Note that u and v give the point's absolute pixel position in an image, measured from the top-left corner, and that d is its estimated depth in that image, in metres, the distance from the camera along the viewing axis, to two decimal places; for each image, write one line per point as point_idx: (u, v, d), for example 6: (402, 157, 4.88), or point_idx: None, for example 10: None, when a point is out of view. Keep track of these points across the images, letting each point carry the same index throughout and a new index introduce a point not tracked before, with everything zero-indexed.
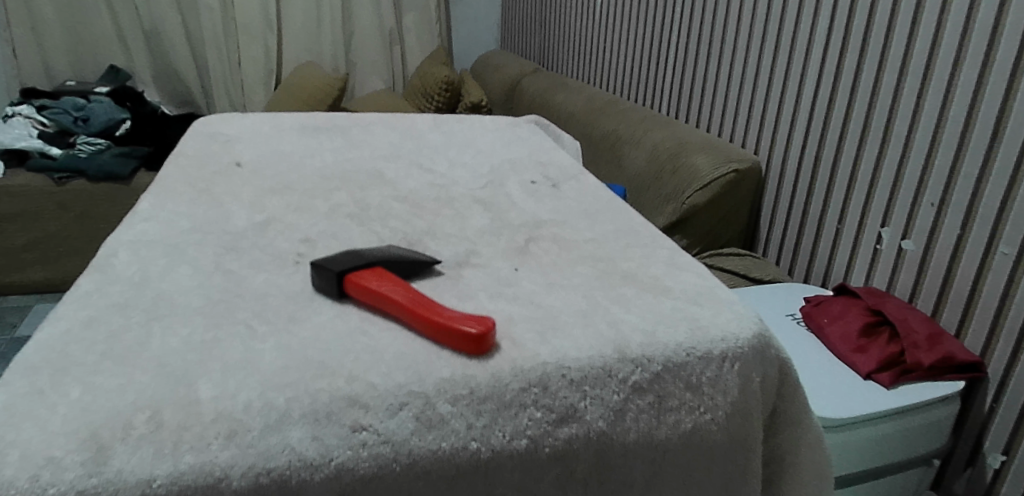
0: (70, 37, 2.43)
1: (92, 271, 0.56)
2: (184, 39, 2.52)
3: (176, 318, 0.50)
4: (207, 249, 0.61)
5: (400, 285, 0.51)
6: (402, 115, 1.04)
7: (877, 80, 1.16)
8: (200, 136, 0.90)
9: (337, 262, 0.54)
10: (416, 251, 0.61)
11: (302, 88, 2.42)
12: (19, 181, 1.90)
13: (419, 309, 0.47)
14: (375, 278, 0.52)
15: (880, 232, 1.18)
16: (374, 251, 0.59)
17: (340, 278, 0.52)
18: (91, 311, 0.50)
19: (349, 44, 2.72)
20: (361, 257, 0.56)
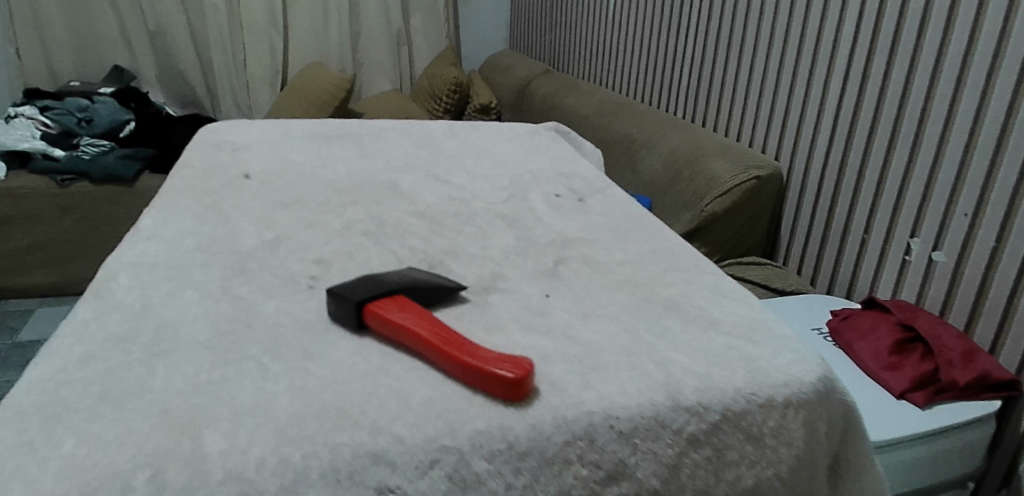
0: (74, 37, 2.39)
1: (90, 299, 0.52)
2: (189, 39, 2.48)
3: (181, 353, 0.45)
4: (213, 271, 0.56)
5: (424, 315, 0.46)
6: (416, 122, 0.99)
7: (908, 83, 1.11)
8: (205, 145, 0.85)
9: (355, 289, 0.49)
10: (438, 274, 0.56)
11: (309, 89, 2.38)
12: (21, 183, 1.87)
13: (446, 345, 0.43)
14: (395, 306, 0.48)
15: (909, 243, 1.13)
16: (394, 275, 0.54)
17: (358, 308, 0.48)
18: (88, 346, 0.46)
19: (356, 45, 2.68)
20: (380, 283, 0.51)
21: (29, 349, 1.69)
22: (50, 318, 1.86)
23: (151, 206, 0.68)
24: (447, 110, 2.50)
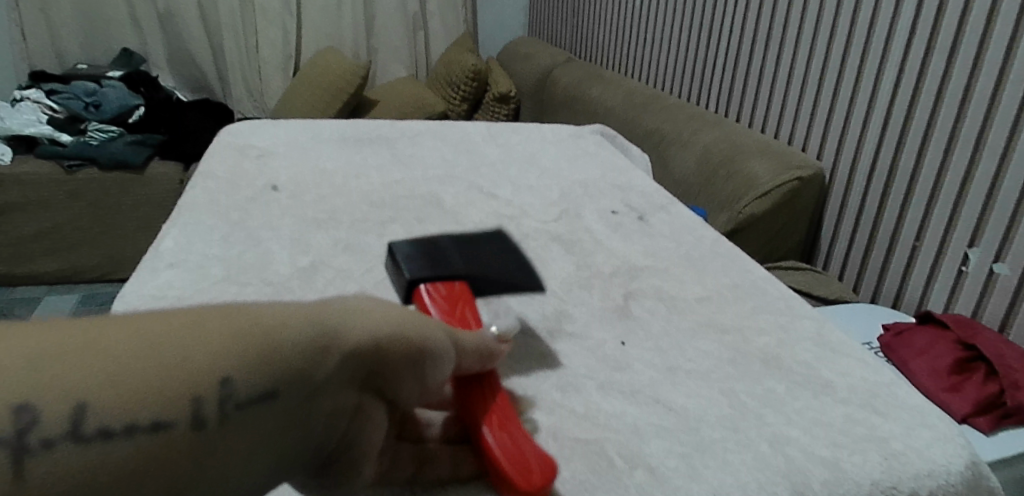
0: (82, 19, 2.32)
1: None
2: (200, 22, 2.40)
3: None
4: None
5: (471, 313, 0.44)
6: (451, 124, 0.92)
7: (946, 78, 0.99)
8: (228, 150, 0.79)
9: (416, 263, 0.48)
10: (513, 254, 0.56)
11: (323, 75, 2.30)
12: (30, 170, 1.81)
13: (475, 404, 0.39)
14: (447, 290, 0.46)
15: (966, 253, 0.99)
16: (470, 248, 0.52)
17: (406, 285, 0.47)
18: None
19: (371, 30, 2.59)
20: (456, 258, 0.50)
21: None
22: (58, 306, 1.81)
23: (171, 222, 0.62)
24: (465, 99, 2.41)
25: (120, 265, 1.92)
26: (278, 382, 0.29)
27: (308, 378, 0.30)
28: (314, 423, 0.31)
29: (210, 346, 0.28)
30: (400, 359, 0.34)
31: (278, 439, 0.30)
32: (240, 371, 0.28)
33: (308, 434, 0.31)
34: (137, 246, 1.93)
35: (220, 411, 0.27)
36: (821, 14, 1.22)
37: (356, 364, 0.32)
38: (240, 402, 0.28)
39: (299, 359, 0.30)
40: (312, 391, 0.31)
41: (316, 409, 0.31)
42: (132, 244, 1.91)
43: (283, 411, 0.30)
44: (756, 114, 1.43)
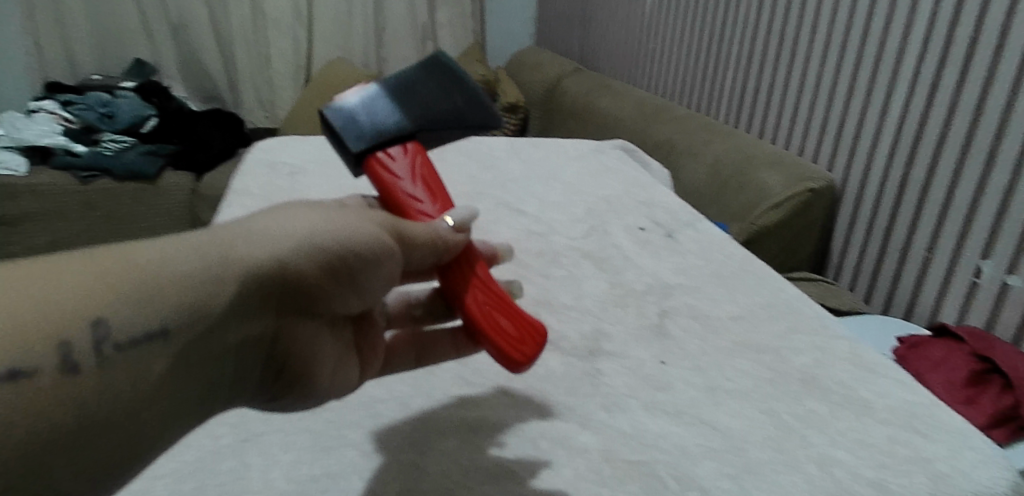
0: (96, 30, 2.34)
1: None
2: (213, 33, 2.42)
3: (275, 435, 0.44)
4: None
5: (430, 171, 0.50)
6: (474, 138, 0.94)
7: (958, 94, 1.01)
8: (261, 167, 0.81)
9: (354, 130, 0.48)
10: (460, 80, 0.52)
11: (333, 86, 2.32)
12: (44, 181, 1.84)
13: (456, 291, 0.45)
14: (397, 160, 0.49)
15: (980, 265, 1.00)
16: (406, 90, 0.51)
17: (355, 160, 0.49)
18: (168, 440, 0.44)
19: (380, 40, 2.61)
20: (392, 109, 0.50)
21: None
22: None
23: None
24: None
25: None
26: (162, 319, 0.32)
27: (199, 306, 0.33)
28: (220, 352, 0.34)
29: (91, 296, 0.30)
30: (312, 275, 0.37)
31: (178, 376, 0.33)
32: (117, 319, 0.30)
33: (218, 364, 0.35)
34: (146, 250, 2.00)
35: (102, 356, 0.30)
36: (833, 27, 1.23)
37: (261, 289, 0.35)
38: (113, 343, 0.30)
39: (184, 295, 0.32)
40: (209, 328, 0.33)
41: (219, 340, 0.34)
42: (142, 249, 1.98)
43: (171, 351, 0.32)
44: (767, 125, 1.44)
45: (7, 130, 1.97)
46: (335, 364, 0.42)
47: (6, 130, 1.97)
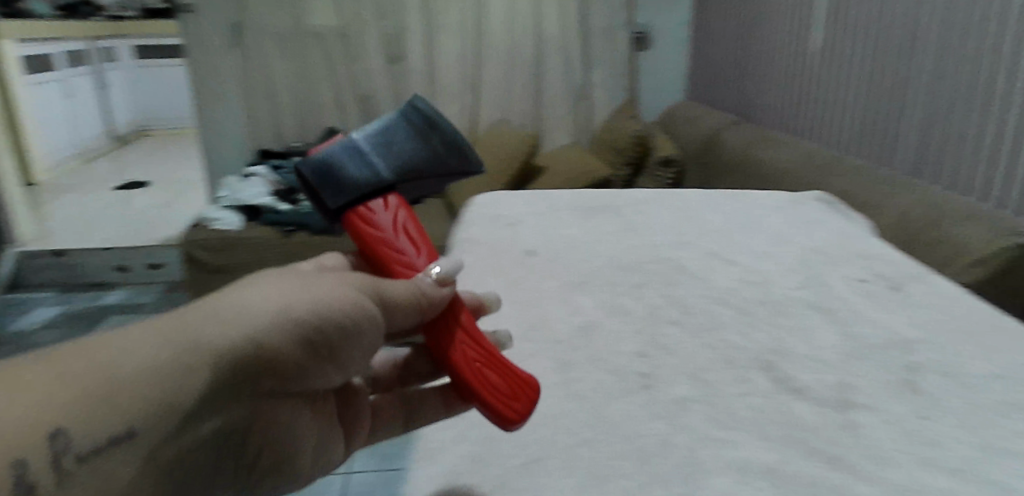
0: (297, 104, 2.66)
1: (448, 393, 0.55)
2: (393, 101, 2.67)
3: (554, 459, 0.48)
4: (543, 366, 0.57)
5: (412, 225, 0.54)
6: (670, 193, 0.98)
7: None
8: (482, 219, 0.89)
9: (332, 187, 0.53)
10: (434, 129, 0.59)
11: (497, 148, 2.46)
12: (253, 235, 2.11)
13: (442, 348, 0.50)
14: (377, 214, 0.54)
15: None
16: (385, 146, 0.56)
17: (335, 214, 0.54)
18: (453, 462, 0.49)
19: (538, 103, 2.69)
20: (368, 164, 0.55)
21: None
22: None
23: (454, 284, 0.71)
24: (625, 166, 2.38)
25: None
26: (130, 417, 0.39)
27: (168, 398, 0.40)
28: (189, 440, 0.43)
29: (66, 410, 0.37)
30: (270, 352, 0.44)
31: (148, 467, 0.41)
32: (78, 430, 0.38)
33: (187, 450, 0.43)
34: None
35: (64, 462, 0.38)
36: None
37: (224, 380, 0.43)
38: (84, 445, 0.38)
39: (152, 392, 0.40)
40: (173, 426, 0.41)
41: (184, 431, 0.42)
42: None
43: (140, 443, 0.40)
44: (960, 179, 1.35)
45: (229, 191, 2.38)
46: (314, 434, 0.52)
47: (227, 191, 2.38)
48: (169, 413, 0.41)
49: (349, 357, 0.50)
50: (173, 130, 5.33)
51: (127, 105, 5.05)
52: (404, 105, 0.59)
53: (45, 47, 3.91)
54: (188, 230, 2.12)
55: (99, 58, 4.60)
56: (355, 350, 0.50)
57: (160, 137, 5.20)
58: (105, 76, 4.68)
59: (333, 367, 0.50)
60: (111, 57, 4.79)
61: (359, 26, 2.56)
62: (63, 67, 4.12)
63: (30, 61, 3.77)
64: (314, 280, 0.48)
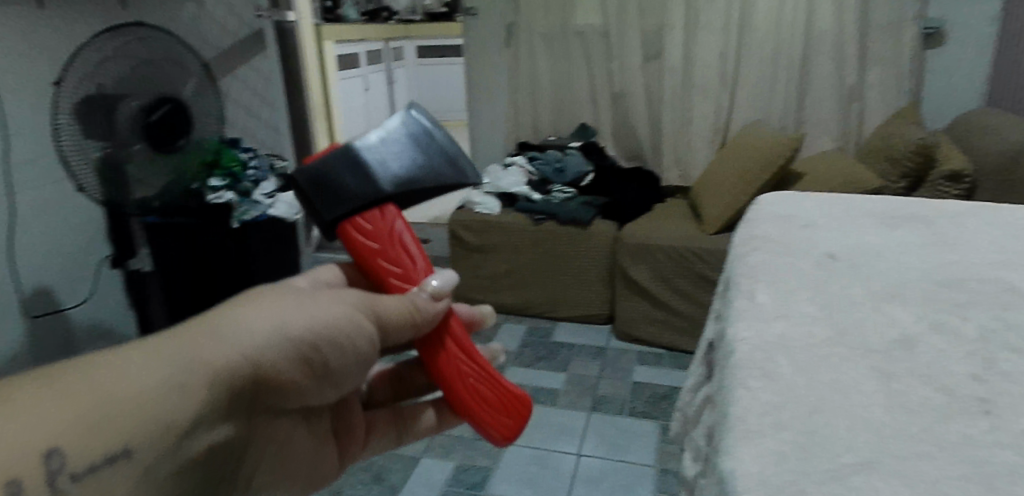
0: (556, 100, 2.80)
1: (777, 387, 0.63)
2: (646, 101, 2.67)
3: (895, 457, 0.55)
4: (876, 373, 0.65)
5: (396, 233, 0.72)
6: (988, 208, 1.01)
7: None
8: (785, 219, 1.04)
9: (330, 200, 0.69)
10: (421, 145, 0.74)
11: (752, 148, 2.25)
12: (506, 221, 2.47)
13: (440, 358, 0.74)
14: (372, 223, 0.71)
15: None
16: (379, 160, 0.71)
17: (332, 224, 0.70)
18: (789, 440, 0.57)
19: (801, 102, 2.49)
20: (368, 179, 0.70)
21: None
22: (529, 374, 2.24)
23: (763, 276, 0.86)
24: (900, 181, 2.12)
25: (558, 299, 2.53)
26: (136, 426, 0.52)
27: (167, 411, 0.54)
28: (183, 452, 0.56)
29: (80, 433, 0.50)
30: (237, 374, 0.59)
31: (143, 479, 0.54)
32: (77, 451, 0.50)
33: (180, 461, 0.56)
34: (573, 286, 2.48)
35: (64, 478, 0.49)
36: None
37: (216, 400, 0.58)
38: (103, 450, 0.51)
39: (153, 406, 0.53)
40: (172, 439, 0.55)
41: (181, 443, 0.56)
42: (569, 284, 2.49)
43: (142, 448, 0.53)
44: None
45: (490, 179, 2.65)
46: (303, 433, 0.76)
47: (489, 179, 2.66)
48: (169, 421, 0.55)
49: (338, 371, 0.70)
50: (443, 122, 5.92)
51: (407, 98, 5.72)
52: (392, 121, 0.74)
53: (351, 47, 4.58)
54: (456, 212, 2.55)
55: (389, 58, 5.26)
56: (336, 366, 0.69)
57: None
58: (394, 73, 5.35)
59: (316, 378, 0.68)
60: (399, 56, 5.45)
61: (621, 22, 2.58)
62: (363, 64, 4.80)
63: (339, 59, 4.46)
64: (312, 303, 0.66)
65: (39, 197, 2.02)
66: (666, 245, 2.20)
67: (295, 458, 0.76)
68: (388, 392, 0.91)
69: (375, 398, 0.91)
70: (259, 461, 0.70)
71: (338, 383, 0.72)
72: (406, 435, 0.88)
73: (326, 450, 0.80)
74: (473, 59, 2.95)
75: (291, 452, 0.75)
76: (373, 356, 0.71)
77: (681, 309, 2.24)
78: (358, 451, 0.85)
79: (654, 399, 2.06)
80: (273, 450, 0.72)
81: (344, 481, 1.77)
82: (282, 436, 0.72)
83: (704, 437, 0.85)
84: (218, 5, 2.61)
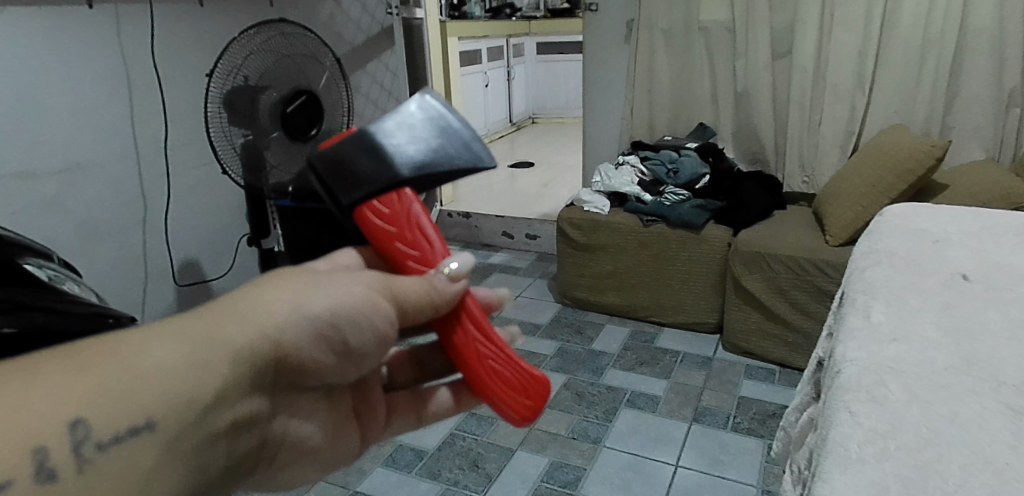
0: (675, 98, 2.73)
1: (869, 401, 0.70)
2: (771, 100, 2.53)
3: (975, 422, 0.65)
4: (965, 366, 0.74)
5: (409, 217, 0.63)
6: None
7: None
8: (912, 235, 1.06)
9: (346, 184, 0.62)
10: (440, 130, 0.66)
11: (886, 154, 2.08)
12: (617, 220, 2.44)
13: (455, 341, 0.64)
14: (390, 208, 0.63)
15: None
16: (397, 143, 0.64)
17: (350, 209, 0.63)
18: (877, 423, 0.67)
19: (949, 106, 2.26)
20: (384, 163, 0.63)
21: (615, 396, 2.10)
22: (628, 375, 2.21)
23: (883, 294, 0.91)
24: None
25: (663, 304, 2.46)
26: (155, 407, 0.43)
27: (187, 392, 0.44)
28: (208, 431, 0.46)
29: (106, 401, 0.41)
30: (265, 352, 0.49)
31: (170, 457, 0.44)
32: (99, 421, 0.41)
33: (204, 442, 0.46)
34: (680, 291, 2.41)
35: (87, 451, 0.41)
36: None
37: (243, 374, 0.48)
38: (113, 434, 0.41)
39: (172, 385, 0.43)
40: (197, 416, 0.45)
41: (205, 422, 0.46)
42: (676, 289, 2.41)
43: (163, 433, 0.43)
44: None
45: (601, 178, 2.63)
46: (326, 421, 0.64)
47: (600, 178, 2.63)
48: (192, 403, 0.44)
49: (365, 351, 0.58)
50: (559, 119, 5.94)
51: (525, 95, 5.79)
52: (412, 105, 0.67)
53: (474, 43, 4.69)
54: (564, 209, 2.56)
55: (510, 55, 5.34)
56: (361, 347, 0.57)
57: (547, 125, 5.85)
58: (514, 70, 5.43)
59: (339, 360, 0.57)
60: (520, 53, 5.53)
61: (749, 18, 2.46)
62: (485, 61, 4.91)
63: (462, 55, 4.57)
64: (329, 280, 0.55)
65: (189, 177, 2.22)
66: (784, 255, 2.08)
67: (322, 447, 0.64)
68: (407, 372, 0.76)
69: (392, 380, 0.75)
70: (284, 449, 0.59)
71: (363, 364, 0.60)
72: (426, 418, 0.74)
73: (347, 438, 0.68)
74: (592, 56, 2.92)
75: (318, 443, 0.63)
76: (392, 340, 0.59)
77: (797, 324, 2.12)
78: (379, 433, 0.71)
79: (761, 416, 1.96)
80: (299, 439, 0.61)
81: (441, 465, 1.81)
82: (308, 422, 0.61)
83: (805, 461, 0.81)
84: (353, 2, 2.75)
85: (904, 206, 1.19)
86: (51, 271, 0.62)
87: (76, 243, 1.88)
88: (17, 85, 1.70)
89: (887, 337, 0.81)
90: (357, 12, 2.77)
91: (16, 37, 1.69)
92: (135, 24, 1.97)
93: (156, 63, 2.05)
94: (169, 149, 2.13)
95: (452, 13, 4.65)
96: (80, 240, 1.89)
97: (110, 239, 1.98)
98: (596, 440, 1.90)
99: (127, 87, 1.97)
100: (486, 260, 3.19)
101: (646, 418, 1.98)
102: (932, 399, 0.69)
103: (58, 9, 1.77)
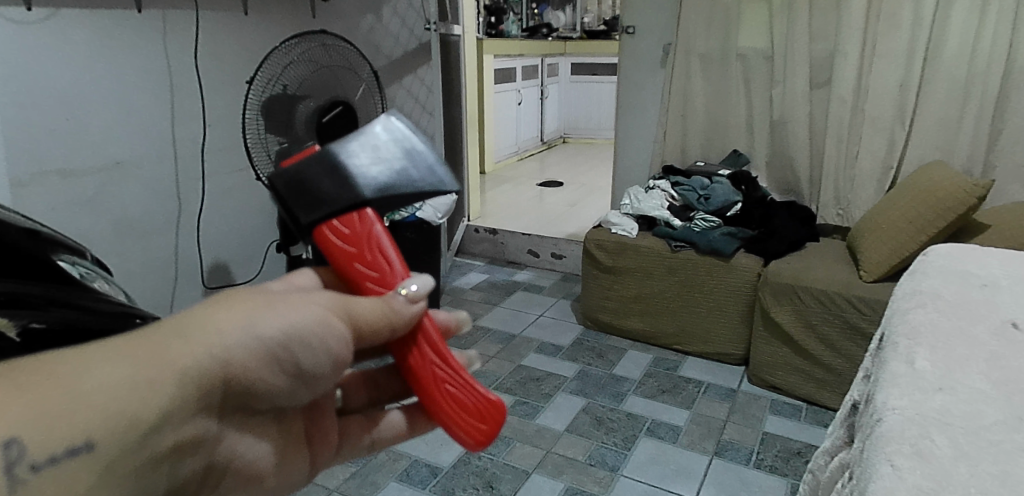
0: (709, 123, 2.71)
1: (914, 455, 0.67)
2: (808, 130, 2.48)
3: None
4: (1013, 423, 0.70)
5: (369, 240, 0.61)
6: None
7: None
8: (957, 277, 1.03)
9: (306, 202, 0.61)
10: (406, 152, 0.65)
11: (927, 191, 2.03)
12: (644, 244, 2.41)
13: (411, 363, 0.62)
14: (351, 228, 0.61)
15: None
16: (360, 164, 0.63)
17: (307, 228, 0.61)
18: (918, 481, 0.64)
19: (994, 142, 2.19)
20: (346, 183, 0.61)
21: (635, 423, 2.06)
22: (648, 404, 2.17)
23: (922, 341, 0.87)
24: None
25: (686, 333, 2.42)
26: (96, 430, 0.40)
27: (131, 414, 0.42)
28: (148, 454, 0.44)
29: (45, 419, 0.38)
30: (215, 373, 0.47)
31: (105, 480, 0.41)
32: (35, 439, 0.38)
33: (143, 465, 0.44)
34: (703, 320, 2.37)
35: (21, 470, 0.38)
36: None
37: (190, 396, 0.46)
38: (54, 454, 0.38)
39: (118, 407, 0.41)
40: (139, 438, 0.43)
41: (147, 444, 0.43)
42: (700, 317, 2.37)
43: (103, 455, 0.41)
44: None
45: (630, 200, 2.60)
46: (276, 443, 0.62)
47: (629, 200, 2.61)
48: (136, 426, 0.42)
49: (318, 373, 0.57)
50: (590, 139, 5.93)
51: (557, 114, 5.79)
52: (378, 125, 0.65)
53: (510, 62, 4.71)
54: (592, 230, 2.54)
55: (544, 74, 5.36)
56: (314, 369, 0.56)
57: (578, 145, 5.85)
58: (547, 89, 5.43)
59: (292, 381, 0.55)
60: (554, 73, 5.55)
61: (789, 46, 2.42)
62: (519, 79, 4.92)
63: (498, 73, 4.60)
64: (284, 302, 0.53)
65: (223, 181, 2.24)
66: (816, 289, 2.03)
67: (270, 472, 0.62)
68: (363, 396, 0.74)
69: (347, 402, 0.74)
70: (229, 475, 0.56)
71: (317, 386, 0.58)
72: (378, 443, 0.73)
73: (296, 463, 0.65)
74: (627, 78, 2.91)
75: (266, 466, 0.60)
76: (346, 362, 0.58)
77: (827, 361, 2.06)
78: (328, 458, 0.69)
79: (785, 454, 1.90)
80: (247, 463, 0.57)
81: (456, 483, 1.79)
82: (257, 444, 0.58)
83: None
84: (393, 17, 2.78)
85: (945, 246, 1.14)
86: (82, 268, 0.61)
87: (109, 240, 1.90)
88: (64, 84, 1.74)
89: (932, 386, 0.78)
90: (396, 27, 2.81)
91: (67, 37, 1.73)
92: (179, 28, 2.00)
93: (198, 67, 2.08)
94: (205, 153, 2.16)
95: (489, 31, 4.69)
96: (114, 238, 1.92)
97: (143, 238, 2.00)
98: (613, 467, 1.86)
99: (169, 90, 2.00)
100: (510, 278, 3.17)
101: (666, 447, 1.94)
102: (980, 457, 0.66)
103: (108, 11, 1.81)
